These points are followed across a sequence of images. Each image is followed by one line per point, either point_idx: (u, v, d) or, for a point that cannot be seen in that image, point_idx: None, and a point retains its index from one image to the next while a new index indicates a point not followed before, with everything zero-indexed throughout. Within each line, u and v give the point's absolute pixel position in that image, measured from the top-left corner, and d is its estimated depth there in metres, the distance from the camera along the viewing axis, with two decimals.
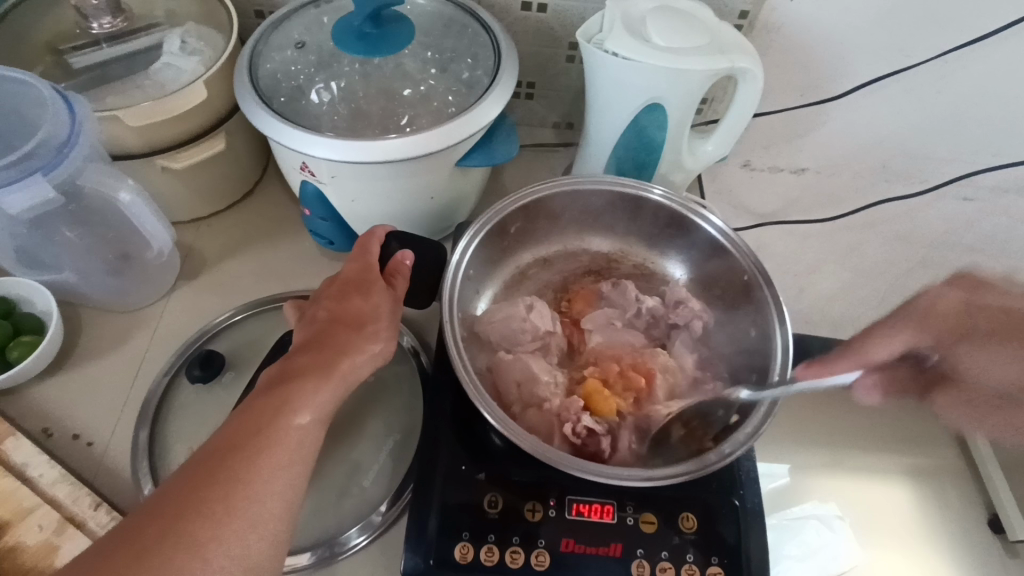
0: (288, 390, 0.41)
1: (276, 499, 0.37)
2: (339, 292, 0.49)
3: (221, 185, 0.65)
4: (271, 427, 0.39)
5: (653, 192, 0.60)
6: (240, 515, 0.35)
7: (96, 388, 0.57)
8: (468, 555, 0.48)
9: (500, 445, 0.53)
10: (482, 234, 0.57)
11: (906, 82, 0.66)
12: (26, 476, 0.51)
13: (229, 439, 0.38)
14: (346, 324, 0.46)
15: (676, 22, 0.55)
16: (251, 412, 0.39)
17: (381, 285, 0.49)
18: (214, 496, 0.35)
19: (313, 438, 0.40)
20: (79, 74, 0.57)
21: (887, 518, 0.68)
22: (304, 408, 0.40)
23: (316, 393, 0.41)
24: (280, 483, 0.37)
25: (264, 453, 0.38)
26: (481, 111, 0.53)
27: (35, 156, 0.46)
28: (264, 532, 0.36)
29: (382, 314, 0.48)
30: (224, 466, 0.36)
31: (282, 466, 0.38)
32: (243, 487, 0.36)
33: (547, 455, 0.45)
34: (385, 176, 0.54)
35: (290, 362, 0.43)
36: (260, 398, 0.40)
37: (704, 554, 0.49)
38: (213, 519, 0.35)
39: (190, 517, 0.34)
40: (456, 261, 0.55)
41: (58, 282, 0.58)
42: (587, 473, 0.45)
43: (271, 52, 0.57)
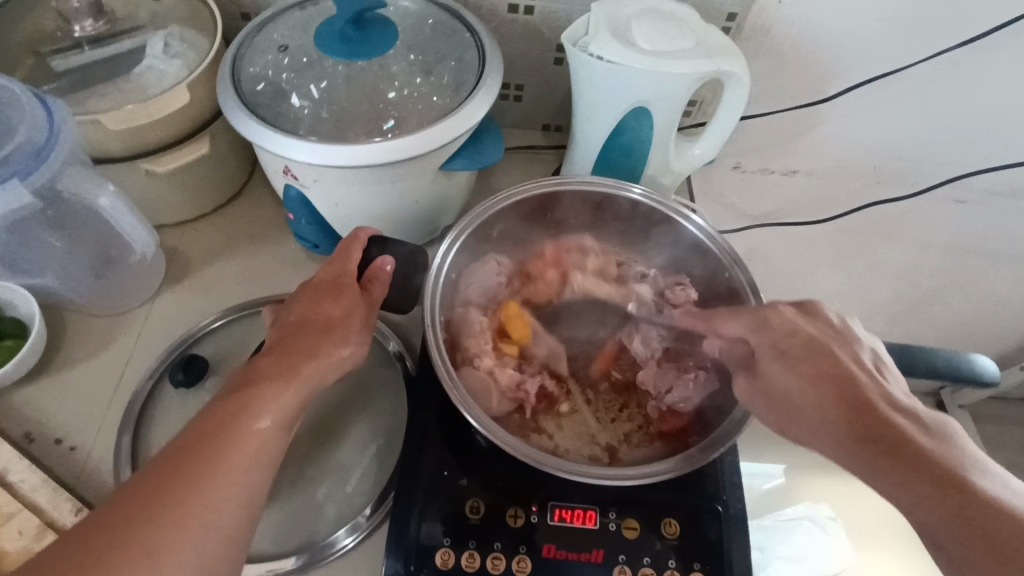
0: (248, 394, 0.41)
1: (233, 505, 0.37)
2: (311, 295, 0.49)
3: (206, 189, 0.65)
4: (230, 432, 0.39)
5: (630, 191, 0.59)
6: (194, 521, 0.35)
7: (79, 393, 0.57)
8: (449, 561, 0.48)
9: (483, 445, 0.53)
10: (463, 236, 0.57)
11: (896, 84, 0.65)
12: (7, 481, 0.50)
13: (187, 444, 0.38)
14: (316, 327, 0.46)
15: (661, 26, 0.54)
16: (211, 417, 0.39)
17: (355, 290, 0.49)
18: (169, 501, 0.35)
19: (275, 442, 0.40)
20: (60, 77, 0.56)
21: (879, 519, 0.67)
22: (265, 413, 0.40)
23: (277, 397, 0.41)
24: (237, 489, 0.37)
25: (222, 458, 0.38)
26: (464, 115, 0.53)
27: (10, 161, 0.45)
28: (220, 537, 0.36)
29: (354, 318, 0.48)
30: (179, 472, 0.36)
31: (241, 471, 0.38)
32: (198, 493, 0.36)
33: (532, 459, 0.45)
34: (367, 181, 0.54)
35: (254, 366, 0.43)
36: (221, 403, 0.40)
37: (686, 560, 0.49)
38: (166, 525, 0.35)
39: (143, 523, 0.34)
40: (439, 261, 0.55)
41: (40, 286, 0.58)
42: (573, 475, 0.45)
43: (254, 55, 0.57)
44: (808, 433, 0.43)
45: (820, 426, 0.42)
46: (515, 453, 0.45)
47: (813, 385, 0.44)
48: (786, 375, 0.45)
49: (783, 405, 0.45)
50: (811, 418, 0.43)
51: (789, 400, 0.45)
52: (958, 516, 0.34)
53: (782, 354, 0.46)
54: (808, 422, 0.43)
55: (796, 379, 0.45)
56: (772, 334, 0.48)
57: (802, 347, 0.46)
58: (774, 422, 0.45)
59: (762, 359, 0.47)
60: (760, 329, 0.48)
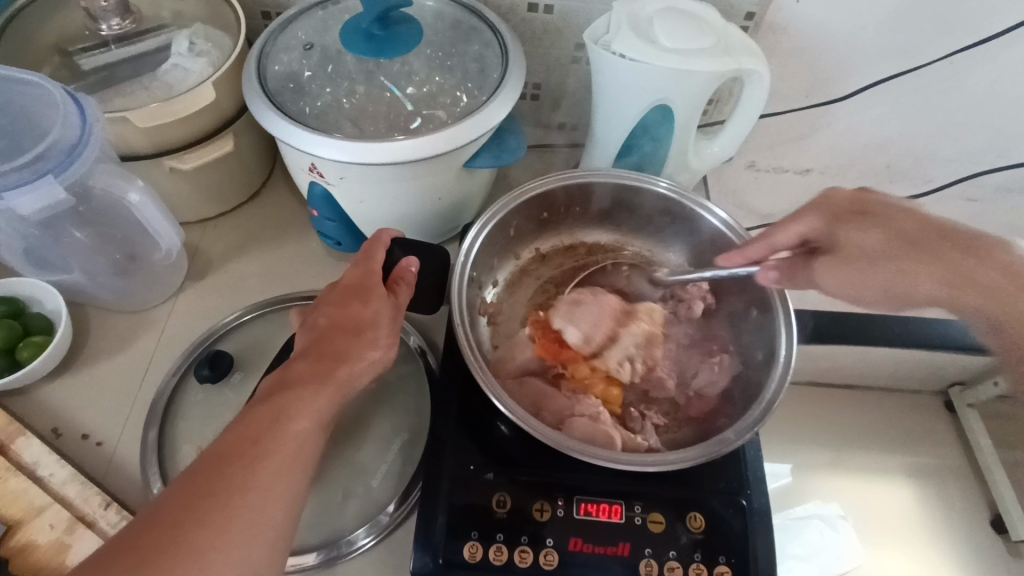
0: (286, 398, 0.41)
1: (275, 506, 0.37)
2: (339, 298, 0.49)
3: (228, 186, 0.65)
4: (269, 437, 0.39)
5: (657, 184, 0.60)
6: (239, 522, 0.35)
7: (104, 389, 0.57)
8: (477, 554, 0.48)
9: (507, 433, 0.54)
10: (489, 226, 0.58)
11: (909, 84, 0.66)
12: (36, 476, 0.51)
13: (226, 448, 0.38)
14: (346, 330, 0.47)
15: (683, 23, 0.55)
16: (250, 421, 0.39)
17: (382, 292, 0.49)
18: (213, 503, 0.35)
19: (311, 445, 0.41)
20: (87, 75, 0.57)
21: (890, 516, 0.69)
22: (301, 415, 0.41)
23: (312, 402, 0.42)
24: (279, 490, 0.38)
25: (262, 458, 0.38)
26: (489, 111, 0.53)
27: (45, 158, 0.46)
28: (263, 539, 0.36)
29: (382, 321, 0.48)
30: (221, 472, 0.37)
31: (280, 473, 0.38)
32: (242, 494, 0.36)
33: (563, 444, 0.46)
34: (392, 177, 0.54)
35: (288, 370, 0.44)
36: (256, 407, 0.40)
37: (711, 554, 0.50)
38: (212, 526, 0.35)
39: (189, 526, 0.34)
40: (464, 251, 0.56)
41: (65, 282, 0.59)
42: (604, 460, 0.45)
43: (279, 53, 0.58)
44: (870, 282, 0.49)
45: (887, 267, 0.48)
46: (546, 439, 0.46)
47: (903, 254, 0.48)
48: (867, 238, 0.49)
49: (884, 258, 0.48)
50: (900, 262, 0.48)
51: (873, 259, 0.49)
52: (1001, 276, 0.45)
53: (861, 216, 0.50)
54: (903, 275, 0.48)
55: (875, 245, 0.49)
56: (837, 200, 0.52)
57: (847, 205, 0.51)
58: (888, 271, 0.48)
59: (842, 227, 0.50)
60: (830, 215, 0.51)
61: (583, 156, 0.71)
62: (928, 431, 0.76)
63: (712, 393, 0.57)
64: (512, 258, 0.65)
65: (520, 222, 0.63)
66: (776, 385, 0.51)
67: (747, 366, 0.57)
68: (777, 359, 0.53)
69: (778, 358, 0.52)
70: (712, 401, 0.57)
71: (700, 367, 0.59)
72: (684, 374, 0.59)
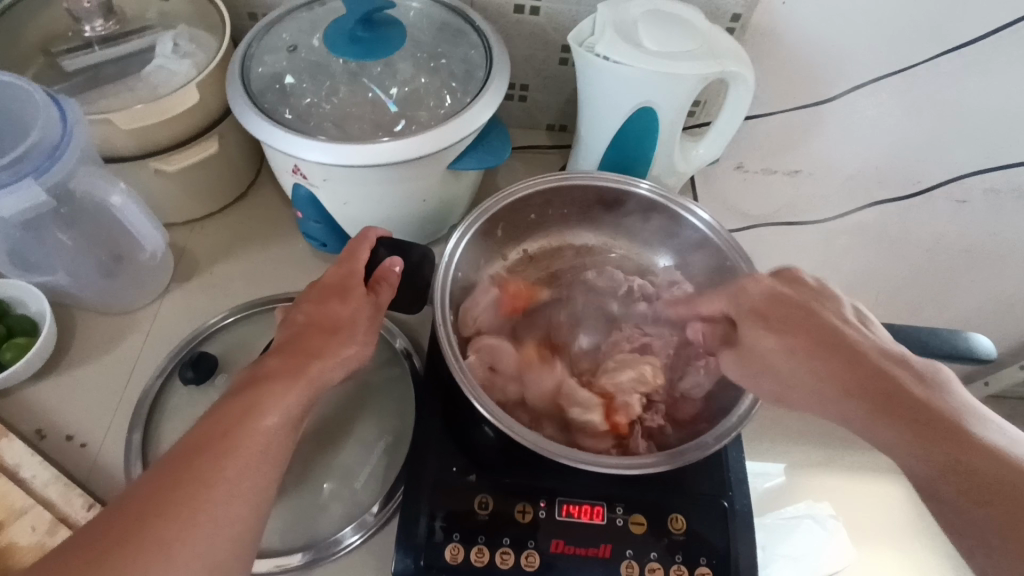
0: (258, 392, 0.41)
1: (243, 500, 0.37)
2: (318, 296, 0.49)
3: (213, 187, 0.65)
4: (238, 430, 0.39)
5: (639, 185, 0.60)
6: (205, 517, 0.35)
7: (88, 390, 0.57)
8: (458, 556, 0.48)
9: (490, 435, 0.54)
10: (473, 229, 0.57)
11: (897, 85, 0.66)
12: (18, 478, 0.51)
13: (197, 442, 0.38)
14: (323, 328, 0.47)
15: (667, 27, 0.55)
16: (220, 416, 0.39)
17: (362, 292, 0.50)
18: (178, 497, 0.35)
19: (281, 440, 0.40)
20: (71, 76, 0.57)
21: (880, 518, 0.68)
22: (272, 410, 0.40)
23: (284, 396, 0.41)
24: (246, 484, 0.38)
25: (231, 453, 0.38)
26: (473, 114, 0.53)
27: (25, 159, 0.46)
28: (227, 534, 0.36)
29: (360, 319, 0.48)
30: (189, 466, 0.37)
31: (247, 468, 0.38)
32: (207, 488, 0.36)
33: (543, 447, 0.46)
34: (376, 180, 0.54)
35: (262, 366, 0.44)
36: (229, 402, 0.41)
37: (692, 556, 0.50)
38: (175, 520, 0.35)
39: (152, 519, 0.34)
40: (447, 256, 0.55)
41: (49, 284, 0.59)
42: (583, 463, 0.46)
43: (263, 55, 0.57)
44: (810, 401, 0.43)
45: (808, 377, 0.43)
46: (524, 440, 0.46)
47: (807, 368, 0.44)
48: (773, 341, 0.46)
49: (756, 370, 0.47)
50: (812, 395, 0.43)
51: (777, 364, 0.45)
52: (911, 421, 0.38)
53: (791, 319, 0.46)
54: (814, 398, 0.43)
55: (787, 348, 0.45)
56: (779, 292, 0.48)
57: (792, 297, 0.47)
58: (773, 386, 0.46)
59: (749, 325, 0.48)
60: (772, 298, 0.48)
61: (571, 158, 0.71)
62: None
63: (696, 396, 0.56)
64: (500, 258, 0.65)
65: (506, 223, 0.62)
66: (756, 391, 0.51)
67: None
68: None
69: None
70: (696, 404, 0.56)
71: (687, 369, 0.58)
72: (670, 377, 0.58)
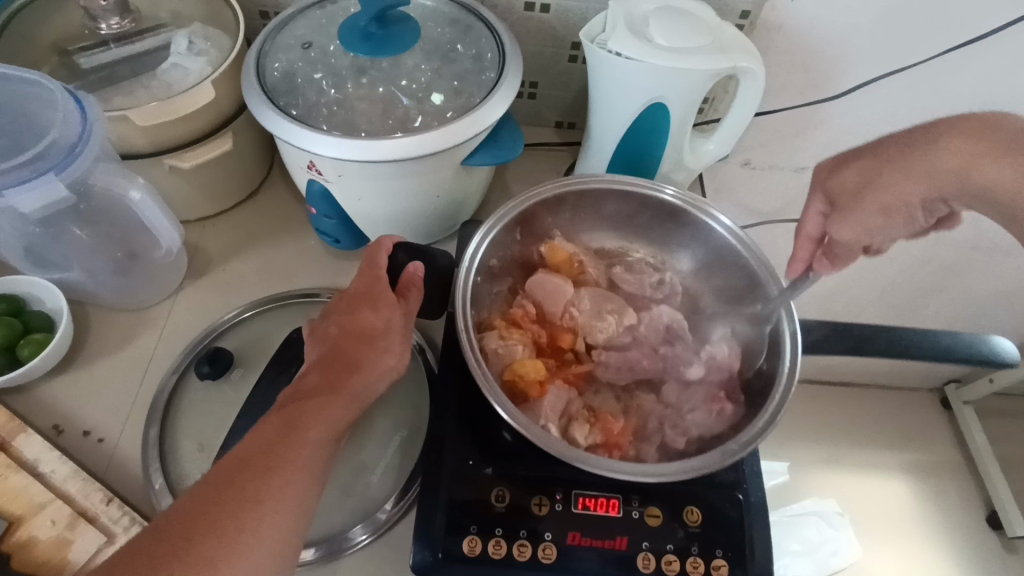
0: (300, 408, 0.42)
1: (286, 518, 0.37)
2: (349, 306, 0.49)
3: (227, 183, 0.66)
4: (282, 446, 0.39)
5: (664, 191, 0.60)
6: (249, 536, 0.36)
7: (103, 386, 0.58)
8: (476, 548, 0.49)
9: (509, 439, 0.54)
10: (494, 230, 0.57)
11: (907, 80, 0.65)
12: (38, 472, 0.51)
13: (240, 456, 0.38)
14: (359, 338, 0.47)
15: (679, 23, 0.55)
16: (263, 432, 0.40)
17: (393, 299, 0.50)
18: (223, 514, 0.36)
19: (322, 456, 0.41)
20: (86, 74, 0.57)
21: (890, 515, 0.68)
22: (315, 425, 0.41)
23: (327, 411, 0.42)
24: (289, 501, 0.38)
25: (273, 473, 0.38)
26: (486, 110, 0.54)
27: (45, 156, 0.46)
28: (273, 552, 0.36)
29: (394, 326, 0.49)
30: (233, 485, 0.37)
31: (291, 483, 0.38)
32: (252, 505, 0.37)
33: (565, 453, 0.46)
34: (393, 175, 0.55)
35: (302, 381, 0.44)
36: (268, 417, 0.41)
37: (709, 547, 0.50)
38: (222, 537, 0.35)
39: (199, 536, 0.35)
40: (468, 260, 0.55)
41: (67, 281, 0.59)
42: (606, 469, 0.45)
43: (278, 52, 0.58)
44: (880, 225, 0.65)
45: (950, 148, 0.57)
46: (543, 444, 0.46)
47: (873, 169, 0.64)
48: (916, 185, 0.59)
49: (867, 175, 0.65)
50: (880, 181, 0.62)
51: (858, 188, 0.65)
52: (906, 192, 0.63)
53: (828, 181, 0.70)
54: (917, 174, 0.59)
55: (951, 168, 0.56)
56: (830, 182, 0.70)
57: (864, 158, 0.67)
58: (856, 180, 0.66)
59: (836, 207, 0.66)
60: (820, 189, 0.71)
61: (581, 154, 0.72)
62: (924, 429, 0.77)
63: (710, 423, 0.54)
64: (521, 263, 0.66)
65: (525, 228, 0.62)
66: (782, 393, 0.51)
67: (753, 365, 0.57)
68: (783, 364, 0.52)
69: (784, 363, 0.52)
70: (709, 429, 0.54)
71: (698, 403, 0.56)
72: (681, 403, 0.57)
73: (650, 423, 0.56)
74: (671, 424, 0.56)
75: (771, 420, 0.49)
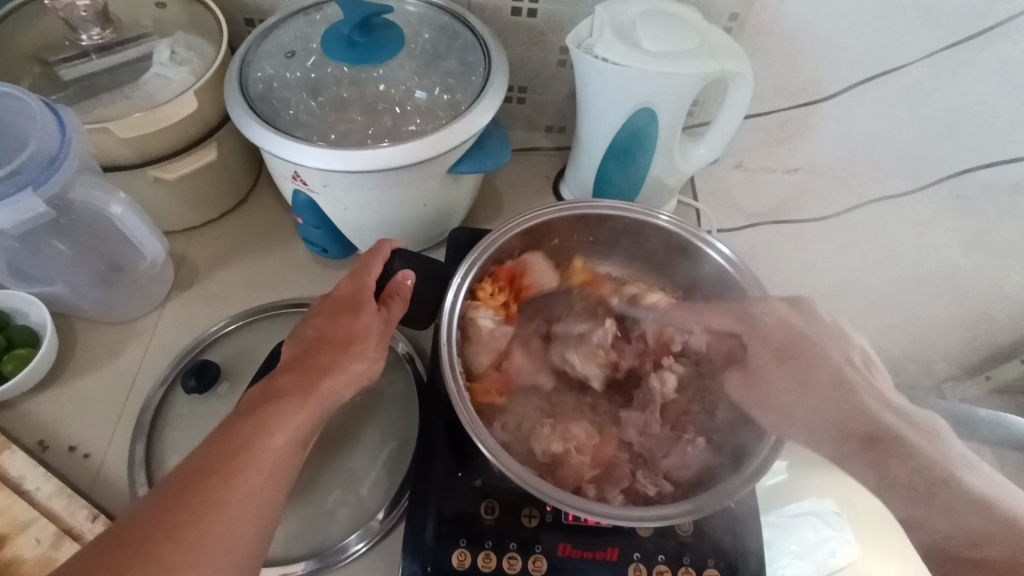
0: (268, 411, 0.41)
1: (249, 521, 0.37)
2: (328, 311, 0.49)
3: (213, 192, 0.65)
4: (249, 447, 0.39)
5: (659, 217, 0.59)
6: (212, 538, 0.35)
7: (90, 399, 0.57)
8: (466, 561, 0.48)
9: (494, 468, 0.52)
10: (482, 259, 0.56)
11: (896, 82, 0.64)
12: (23, 489, 0.51)
13: (207, 460, 0.38)
14: (334, 344, 0.47)
15: (666, 27, 0.55)
16: (228, 436, 0.39)
17: (372, 306, 0.50)
18: (188, 519, 0.35)
19: (288, 459, 0.40)
20: (67, 85, 0.56)
21: (880, 515, 0.63)
22: (284, 428, 0.41)
23: (296, 416, 0.42)
24: (254, 506, 0.37)
25: (240, 474, 0.38)
26: (472, 118, 0.53)
27: (23, 171, 0.46)
28: (235, 556, 0.36)
29: (371, 335, 0.48)
30: (198, 490, 0.36)
31: (257, 492, 0.38)
32: (216, 511, 0.36)
33: (538, 488, 0.44)
34: (378, 185, 0.54)
35: (272, 383, 0.44)
36: (238, 420, 0.40)
37: (700, 557, 0.49)
38: (186, 542, 0.34)
39: (161, 540, 0.34)
40: (453, 294, 0.53)
41: (49, 294, 0.58)
42: (582, 510, 0.44)
43: (261, 60, 0.57)
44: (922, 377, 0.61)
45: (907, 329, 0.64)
46: (521, 483, 0.44)
47: None
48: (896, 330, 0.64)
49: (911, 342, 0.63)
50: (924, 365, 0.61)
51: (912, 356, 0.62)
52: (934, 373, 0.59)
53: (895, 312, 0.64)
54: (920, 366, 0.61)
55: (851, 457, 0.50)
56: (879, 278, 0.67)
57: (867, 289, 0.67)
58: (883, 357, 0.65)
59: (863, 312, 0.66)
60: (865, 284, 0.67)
61: (571, 160, 0.72)
62: None
63: (681, 476, 0.53)
64: None
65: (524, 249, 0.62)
66: (778, 430, 0.50)
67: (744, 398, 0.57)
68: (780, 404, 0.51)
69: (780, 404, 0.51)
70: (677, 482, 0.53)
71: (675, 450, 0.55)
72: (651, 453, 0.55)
73: (621, 463, 0.54)
74: (643, 472, 0.53)
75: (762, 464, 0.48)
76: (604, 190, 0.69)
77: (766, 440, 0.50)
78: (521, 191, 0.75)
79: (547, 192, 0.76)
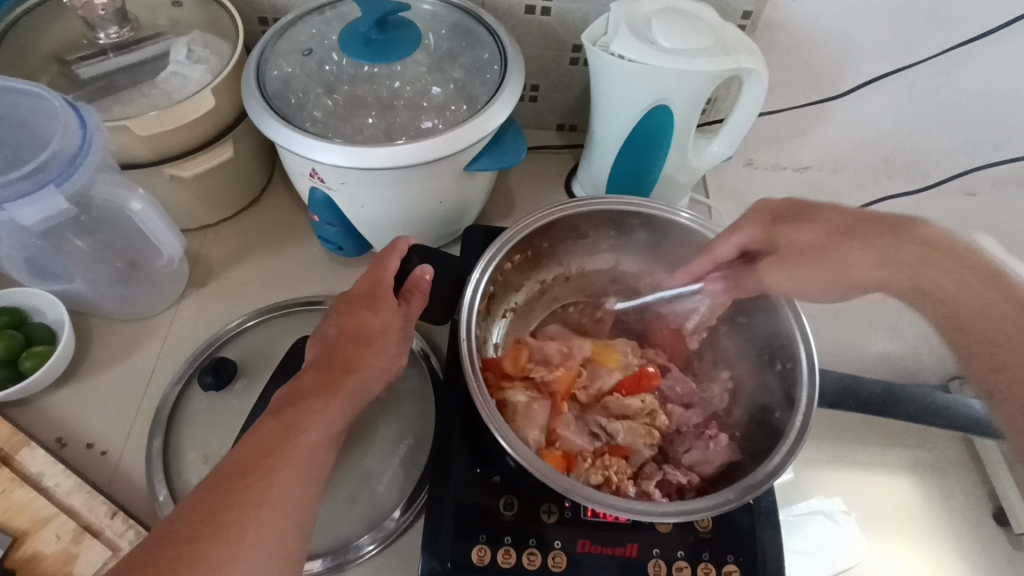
0: (298, 410, 0.41)
1: (286, 519, 0.37)
2: (348, 307, 0.49)
3: (228, 190, 0.65)
4: (283, 449, 0.39)
5: (678, 214, 0.58)
6: (254, 536, 0.35)
7: (107, 396, 0.57)
8: (485, 557, 0.48)
9: (512, 465, 0.52)
10: (499, 256, 0.56)
11: (908, 79, 0.64)
12: (42, 486, 0.51)
13: (242, 458, 0.38)
14: (355, 338, 0.47)
15: (681, 24, 0.55)
16: (260, 436, 0.39)
17: (392, 302, 0.50)
18: (231, 518, 0.35)
19: (321, 455, 0.41)
20: (86, 83, 0.57)
21: (888, 511, 0.62)
22: (314, 426, 0.41)
23: (324, 413, 0.42)
24: (289, 504, 0.38)
25: (274, 477, 0.38)
26: (489, 115, 0.53)
27: (45, 168, 0.46)
28: (274, 552, 0.36)
29: (390, 330, 0.48)
30: (234, 489, 0.36)
31: (290, 488, 0.38)
32: (254, 508, 0.36)
33: (558, 483, 0.44)
34: (396, 183, 0.54)
35: (298, 382, 0.44)
36: (267, 420, 0.41)
37: (719, 553, 0.49)
38: (225, 540, 0.35)
39: (202, 538, 0.34)
40: (472, 289, 0.53)
41: (69, 291, 0.59)
42: (608, 506, 0.43)
43: (278, 58, 0.58)
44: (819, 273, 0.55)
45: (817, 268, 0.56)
46: (546, 480, 0.44)
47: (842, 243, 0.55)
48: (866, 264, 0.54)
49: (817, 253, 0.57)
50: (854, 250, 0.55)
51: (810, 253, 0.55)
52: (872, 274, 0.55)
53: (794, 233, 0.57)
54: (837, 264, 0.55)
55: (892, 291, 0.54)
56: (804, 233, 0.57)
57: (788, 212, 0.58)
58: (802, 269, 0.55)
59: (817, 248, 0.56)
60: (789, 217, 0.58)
61: (584, 157, 0.72)
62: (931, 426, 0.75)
63: (702, 471, 0.53)
64: (534, 282, 0.66)
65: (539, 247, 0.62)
66: (800, 422, 0.49)
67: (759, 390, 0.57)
68: (799, 400, 0.51)
69: (800, 399, 0.50)
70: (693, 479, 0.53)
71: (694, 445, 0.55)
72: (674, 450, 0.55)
73: (643, 459, 0.54)
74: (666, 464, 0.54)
75: (783, 459, 0.48)
76: (617, 186, 0.69)
77: (788, 429, 0.49)
78: (533, 188, 0.75)
79: (559, 189, 0.76)
